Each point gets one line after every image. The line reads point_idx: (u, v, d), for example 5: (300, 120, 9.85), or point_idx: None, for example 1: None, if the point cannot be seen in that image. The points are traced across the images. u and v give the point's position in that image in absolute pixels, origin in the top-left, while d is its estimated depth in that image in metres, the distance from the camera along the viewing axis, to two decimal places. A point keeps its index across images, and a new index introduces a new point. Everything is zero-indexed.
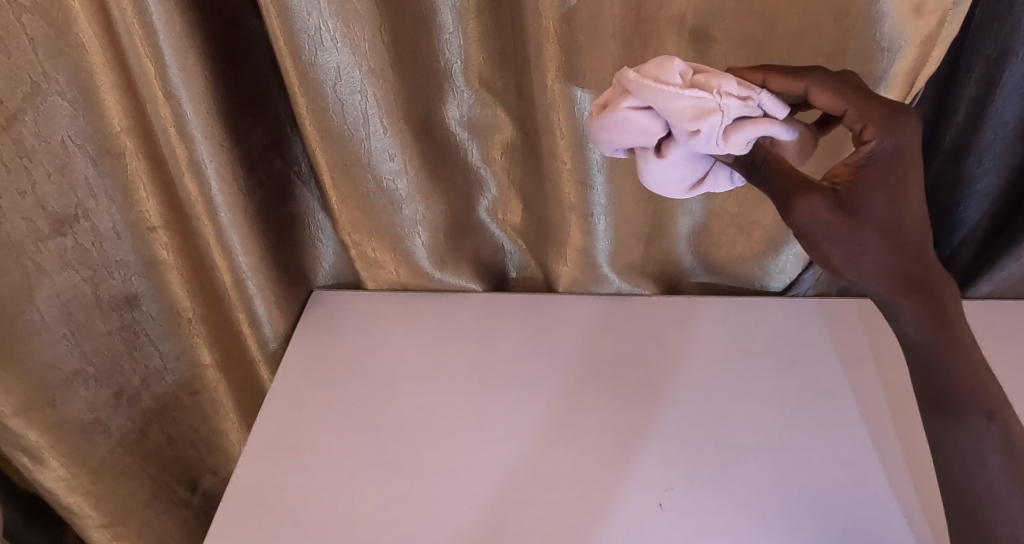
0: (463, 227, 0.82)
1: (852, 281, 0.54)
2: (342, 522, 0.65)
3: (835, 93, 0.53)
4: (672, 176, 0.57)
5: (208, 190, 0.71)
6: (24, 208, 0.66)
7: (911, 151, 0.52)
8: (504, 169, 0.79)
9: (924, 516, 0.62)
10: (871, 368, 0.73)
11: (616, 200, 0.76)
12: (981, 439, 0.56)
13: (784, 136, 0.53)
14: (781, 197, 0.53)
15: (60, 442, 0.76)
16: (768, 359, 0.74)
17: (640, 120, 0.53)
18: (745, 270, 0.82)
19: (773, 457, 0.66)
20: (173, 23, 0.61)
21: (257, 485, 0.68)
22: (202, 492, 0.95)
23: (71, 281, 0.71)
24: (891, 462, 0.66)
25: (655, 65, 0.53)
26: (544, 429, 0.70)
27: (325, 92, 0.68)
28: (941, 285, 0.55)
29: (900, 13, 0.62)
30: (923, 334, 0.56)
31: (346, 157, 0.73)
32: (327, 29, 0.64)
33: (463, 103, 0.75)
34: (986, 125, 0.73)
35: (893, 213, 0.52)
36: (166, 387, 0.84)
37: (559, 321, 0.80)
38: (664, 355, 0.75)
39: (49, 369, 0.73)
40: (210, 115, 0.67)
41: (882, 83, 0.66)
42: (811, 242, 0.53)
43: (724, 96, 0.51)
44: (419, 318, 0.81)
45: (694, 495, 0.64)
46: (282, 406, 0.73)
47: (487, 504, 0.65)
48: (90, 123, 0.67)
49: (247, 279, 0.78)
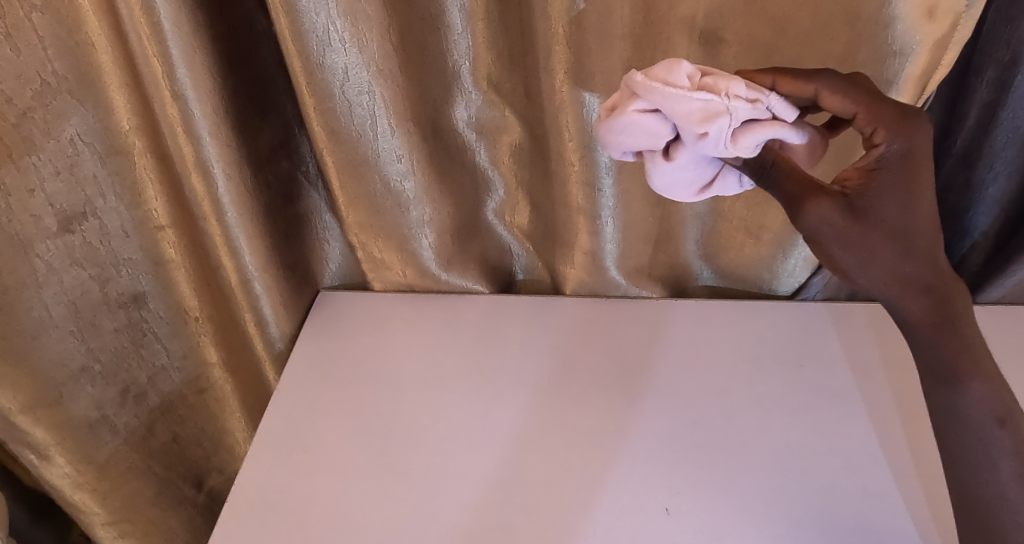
0: (470, 229, 0.82)
1: (861, 286, 0.54)
2: (346, 523, 0.64)
3: (845, 97, 0.52)
4: (680, 179, 0.56)
5: (215, 189, 0.71)
6: (33, 205, 0.66)
7: (923, 154, 0.51)
8: (511, 171, 0.79)
9: (934, 524, 0.61)
10: (880, 374, 0.72)
11: (624, 203, 0.76)
12: (993, 446, 0.55)
13: (794, 140, 0.53)
14: (791, 201, 0.52)
15: (67, 439, 0.76)
16: (776, 364, 0.74)
17: (647, 123, 0.53)
18: (753, 274, 0.82)
19: (780, 463, 0.66)
20: (180, 22, 0.61)
21: (263, 486, 0.67)
22: (207, 490, 0.95)
23: (79, 278, 0.72)
24: (900, 469, 0.65)
25: (663, 67, 0.52)
26: (546, 429, 0.69)
27: (333, 92, 0.68)
28: (953, 289, 0.54)
29: (911, 15, 0.62)
30: (933, 339, 0.55)
31: (353, 158, 0.73)
32: (334, 29, 0.64)
33: (471, 104, 0.75)
34: (997, 129, 0.72)
35: (903, 217, 0.52)
36: (173, 386, 0.84)
37: (565, 323, 0.79)
38: (670, 357, 0.75)
39: (55, 366, 0.73)
40: (217, 115, 0.67)
41: (894, 86, 0.66)
42: (820, 247, 0.53)
43: (732, 99, 0.51)
44: (426, 318, 0.81)
45: (696, 500, 0.64)
46: (286, 407, 0.73)
47: (487, 505, 0.64)
48: (100, 122, 0.68)
49: (254, 279, 0.78)
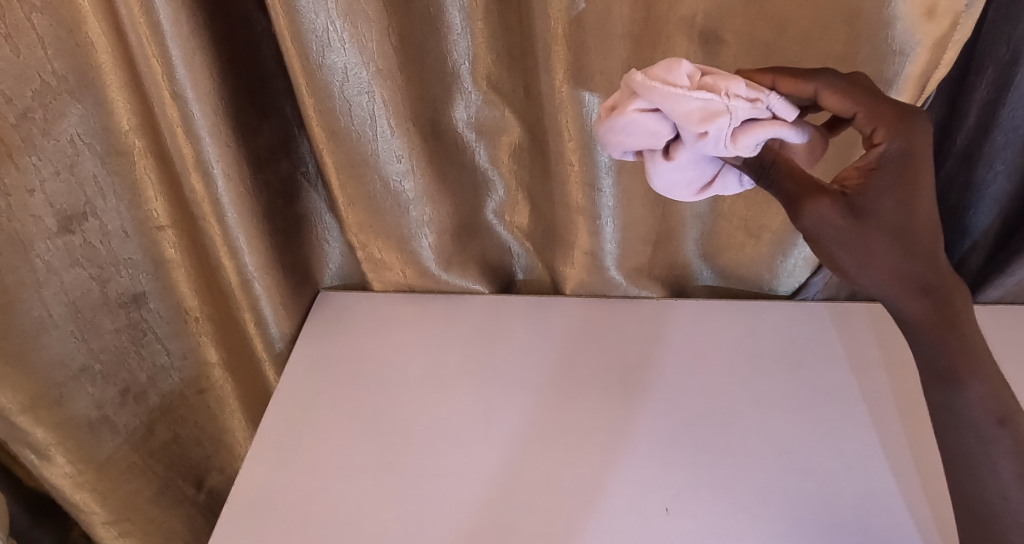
0: (470, 229, 0.82)
1: (861, 285, 0.54)
2: (346, 522, 0.64)
3: (845, 96, 0.52)
4: (679, 179, 0.56)
5: (214, 189, 0.71)
6: (33, 205, 0.66)
7: (923, 154, 0.51)
8: (511, 171, 0.79)
9: (934, 524, 0.61)
10: (880, 374, 0.72)
11: (623, 203, 0.76)
12: (993, 446, 0.55)
13: (793, 139, 0.53)
14: (791, 201, 0.52)
15: (67, 439, 0.76)
16: (777, 364, 0.74)
17: (646, 122, 0.53)
18: (753, 273, 0.82)
19: (780, 463, 0.66)
20: (180, 23, 0.61)
21: (263, 486, 0.67)
22: (208, 489, 0.95)
23: (79, 278, 0.72)
24: (900, 469, 0.65)
25: (662, 67, 0.52)
26: (546, 429, 0.69)
27: (332, 92, 0.68)
28: (952, 289, 0.54)
29: (911, 15, 0.62)
30: (932, 338, 0.55)
31: (353, 158, 0.73)
32: (334, 30, 0.64)
33: (471, 104, 0.75)
34: (997, 128, 0.72)
35: (903, 217, 0.52)
36: (173, 386, 0.84)
37: (565, 322, 0.79)
38: (670, 357, 0.75)
39: (55, 366, 0.73)
40: (216, 115, 0.67)
41: (893, 86, 0.66)
42: (820, 247, 0.53)
43: (732, 99, 0.51)
44: (427, 318, 0.81)
45: (696, 500, 0.64)
46: (286, 407, 0.73)
47: (487, 505, 0.64)
48: (100, 122, 0.68)
49: (254, 279, 0.78)
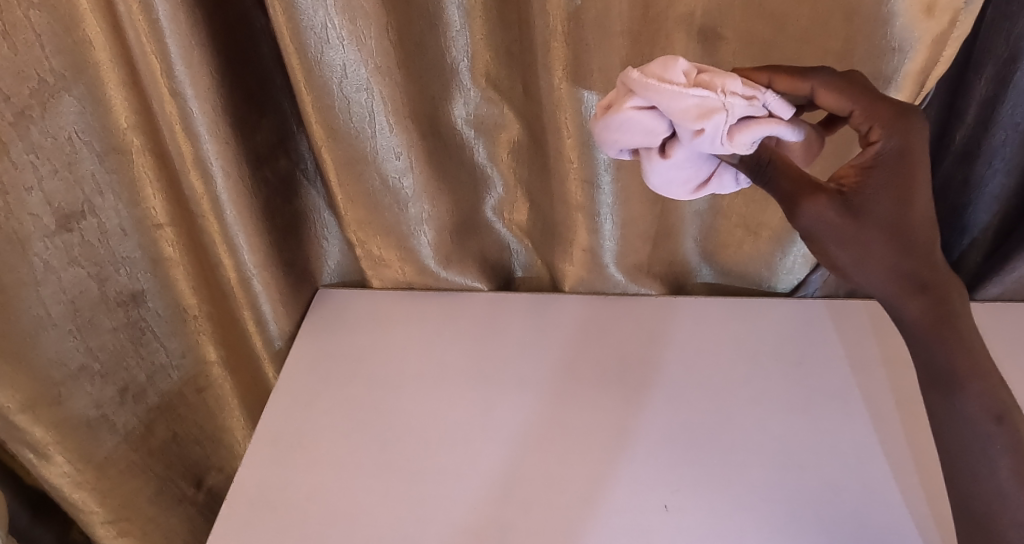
0: (469, 226, 0.82)
1: (857, 283, 0.54)
2: (345, 520, 0.64)
3: (842, 94, 0.52)
4: (677, 177, 0.56)
5: (213, 187, 0.71)
6: (31, 204, 0.66)
7: (920, 152, 0.51)
8: (510, 168, 0.79)
9: (932, 520, 0.62)
10: (878, 371, 0.73)
11: (622, 201, 0.76)
12: (991, 443, 0.55)
13: (789, 137, 0.53)
14: (788, 199, 0.52)
15: (66, 438, 0.76)
16: (776, 361, 0.74)
17: (643, 120, 0.53)
18: (751, 270, 0.82)
19: (778, 460, 0.66)
20: (178, 19, 0.61)
21: (261, 486, 0.67)
22: (207, 488, 0.95)
23: (77, 277, 0.72)
24: (899, 466, 0.65)
25: (659, 64, 0.52)
26: (543, 427, 0.69)
27: (331, 90, 0.68)
28: (949, 286, 0.54)
29: (909, 12, 0.62)
30: (931, 336, 0.55)
31: (352, 155, 0.73)
32: (333, 26, 0.64)
33: (470, 101, 0.75)
34: (997, 125, 0.72)
35: (901, 214, 0.51)
36: (172, 384, 0.84)
37: (564, 320, 0.79)
38: (668, 354, 0.75)
39: (55, 365, 0.73)
40: (215, 112, 0.67)
41: (893, 83, 0.66)
42: (817, 244, 0.53)
43: (728, 95, 0.51)
44: (425, 315, 0.81)
45: (695, 495, 0.64)
46: (286, 405, 0.73)
47: (486, 503, 0.64)
48: (98, 120, 0.68)
49: (253, 277, 0.77)
